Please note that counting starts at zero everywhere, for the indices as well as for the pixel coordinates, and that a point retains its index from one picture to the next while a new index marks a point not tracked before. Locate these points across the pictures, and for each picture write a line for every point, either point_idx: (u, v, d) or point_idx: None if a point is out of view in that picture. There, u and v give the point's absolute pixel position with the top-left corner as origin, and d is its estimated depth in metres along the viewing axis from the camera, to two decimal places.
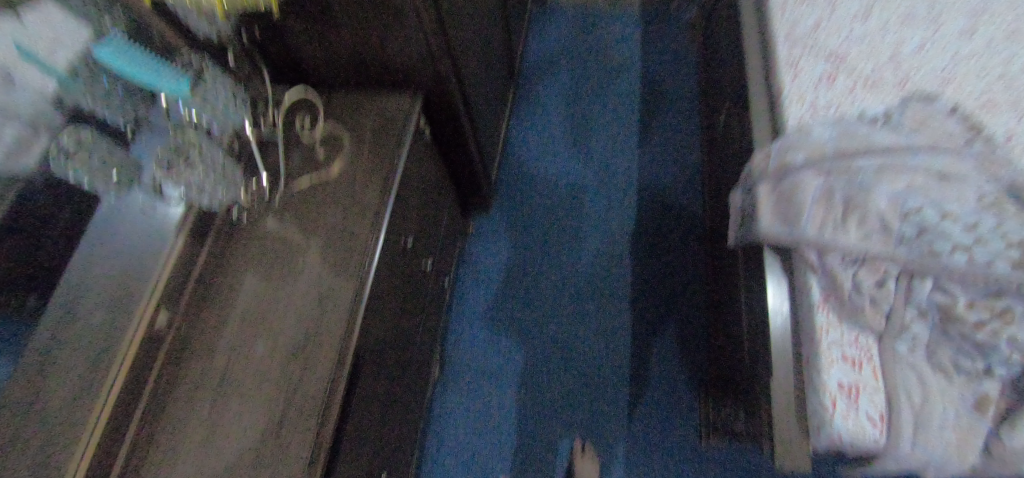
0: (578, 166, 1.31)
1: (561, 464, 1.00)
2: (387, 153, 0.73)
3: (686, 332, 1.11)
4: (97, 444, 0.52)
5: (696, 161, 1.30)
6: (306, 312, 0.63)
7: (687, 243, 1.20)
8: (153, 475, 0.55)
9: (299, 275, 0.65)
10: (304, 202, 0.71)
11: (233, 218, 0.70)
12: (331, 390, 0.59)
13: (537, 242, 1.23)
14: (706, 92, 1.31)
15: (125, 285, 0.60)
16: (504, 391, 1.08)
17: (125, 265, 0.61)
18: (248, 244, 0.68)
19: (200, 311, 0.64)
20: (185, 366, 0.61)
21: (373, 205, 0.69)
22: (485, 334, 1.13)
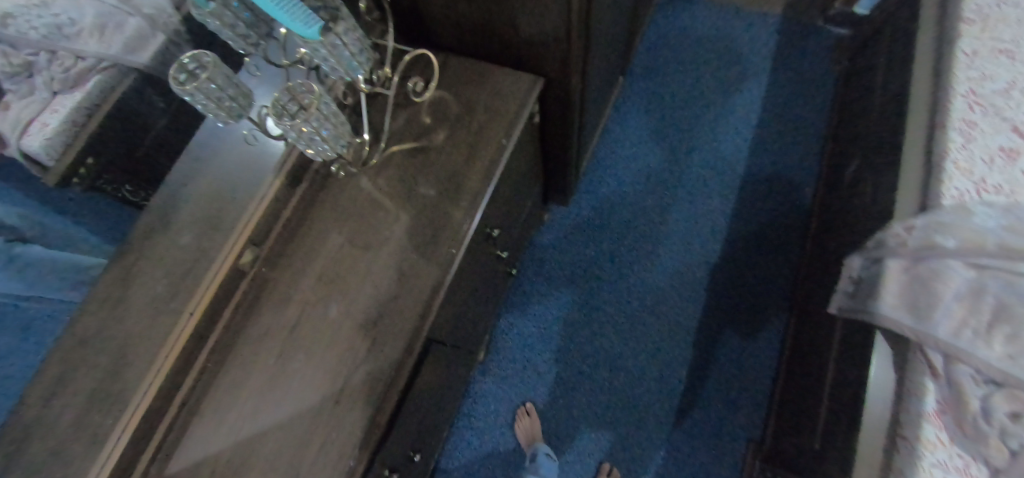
0: (673, 178, 1.21)
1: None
2: (495, 136, 0.66)
3: (747, 383, 1.03)
4: (169, 368, 0.53)
5: (805, 201, 1.17)
6: (383, 285, 0.60)
7: (773, 289, 1.10)
8: (216, 407, 0.56)
9: (383, 244, 0.63)
10: (401, 168, 0.66)
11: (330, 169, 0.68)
12: (397, 371, 0.57)
13: (612, 247, 1.15)
14: (840, 130, 1.16)
15: (215, 212, 0.60)
16: (543, 391, 1.05)
17: (219, 192, 0.61)
18: (340, 195, 0.66)
19: (281, 258, 0.63)
20: (260, 309, 0.61)
21: (472, 189, 0.64)
22: (537, 328, 1.09)
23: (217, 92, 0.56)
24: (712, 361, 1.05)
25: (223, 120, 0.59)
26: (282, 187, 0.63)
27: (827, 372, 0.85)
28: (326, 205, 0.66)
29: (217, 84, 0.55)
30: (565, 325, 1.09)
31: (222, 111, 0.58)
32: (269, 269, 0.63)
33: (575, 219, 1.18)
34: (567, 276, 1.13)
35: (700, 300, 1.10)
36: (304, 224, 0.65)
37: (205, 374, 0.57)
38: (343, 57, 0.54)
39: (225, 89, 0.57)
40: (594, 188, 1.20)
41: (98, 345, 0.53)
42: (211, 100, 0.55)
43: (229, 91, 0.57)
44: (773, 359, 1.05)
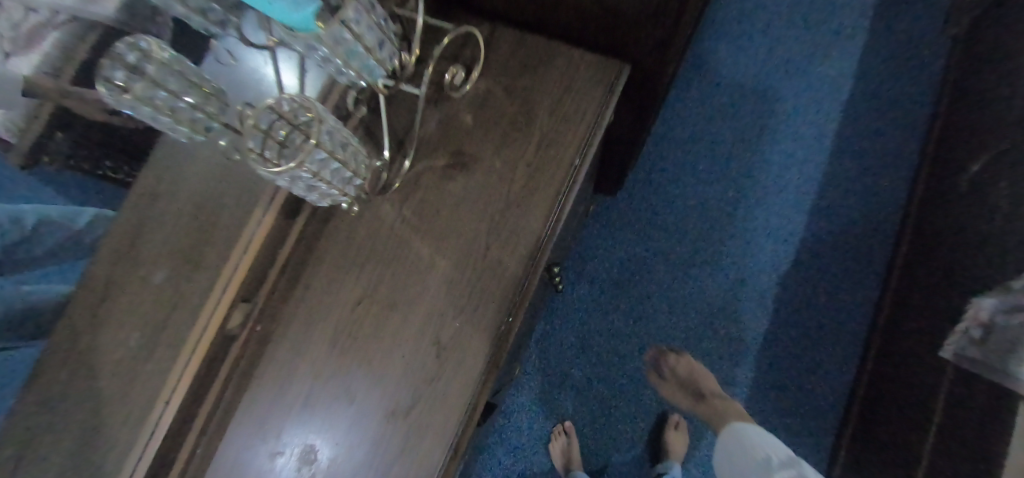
0: (740, 168, 1.03)
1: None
2: (563, 156, 0.49)
3: (810, 401, 0.95)
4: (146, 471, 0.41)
5: (896, 197, 1.00)
6: (418, 359, 0.46)
7: (848, 299, 0.97)
8: None
9: (414, 304, 0.47)
10: (435, 195, 0.49)
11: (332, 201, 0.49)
12: (445, 468, 0.46)
13: (667, 247, 1.01)
14: (953, 117, 0.96)
15: (192, 247, 0.45)
16: (583, 407, 0.98)
17: (199, 219, 0.45)
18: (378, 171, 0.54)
19: (281, 314, 0.49)
20: (257, 381, 0.48)
21: (533, 233, 0.47)
22: (576, 337, 0.99)
23: (170, 99, 0.35)
24: (770, 383, 0.96)
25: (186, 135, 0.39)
26: (281, 221, 0.47)
27: (924, 420, 0.74)
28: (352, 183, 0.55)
29: (168, 85, 0.34)
30: (610, 335, 0.99)
31: (181, 126, 0.37)
32: (266, 327, 0.48)
33: (621, 213, 1.03)
34: (611, 281, 1.01)
35: (765, 314, 0.98)
36: (308, 266, 0.50)
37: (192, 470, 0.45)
38: (349, 50, 0.34)
39: (185, 91, 0.36)
40: (646, 177, 1.04)
41: (52, 439, 0.41)
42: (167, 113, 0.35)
43: (192, 93, 0.36)
44: (840, 377, 0.96)
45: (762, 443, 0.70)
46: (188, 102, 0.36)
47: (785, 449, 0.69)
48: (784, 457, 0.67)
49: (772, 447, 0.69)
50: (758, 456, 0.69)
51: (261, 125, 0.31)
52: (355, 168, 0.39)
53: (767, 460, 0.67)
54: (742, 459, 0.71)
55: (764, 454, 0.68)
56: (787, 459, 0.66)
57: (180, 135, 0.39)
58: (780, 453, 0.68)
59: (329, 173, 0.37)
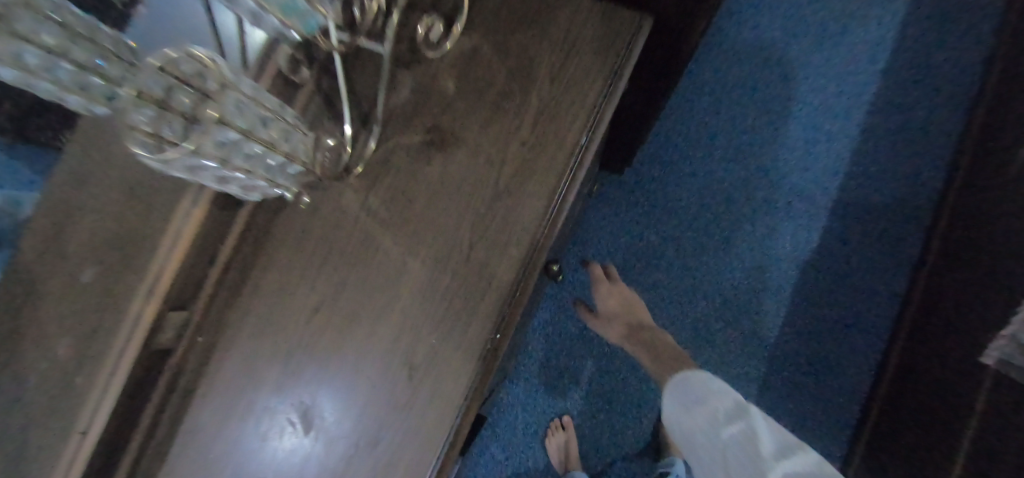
0: (760, 146, 0.95)
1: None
2: (566, 135, 0.39)
3: (821, 392, 0.91)
4: None
5: (929, 178, 0.93)
6: (388, 381, 0.39)
7: (869, 286, 0.92)
8: None
9: (379, 315, 0.39)
10: (407, 181, 0.39)
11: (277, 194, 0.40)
12: None
13: (678, 230, 0.94)
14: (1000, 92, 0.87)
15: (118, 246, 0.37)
16: (584, 401, 0.91)
17: (128, 208, 0.37)
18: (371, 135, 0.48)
19: (227, 324, 0.41)
20: (200, 402, 0.40)
21: (527, 230, 0.38)
22: (578, 328, 0.92)
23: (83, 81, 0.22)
24: (783, 378, 0.91)
25: (68, 101, 0.24)
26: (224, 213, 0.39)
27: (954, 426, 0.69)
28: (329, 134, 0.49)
29: (47, 40, 0.20)
30: None
31: (69, 95, 0.23)
32: (209, 339, 0.41)
33: (628, 193, 0.95)
34: (617, 267, 0.94)
35: (782, 306, 0.92)
36: (256, 268, 0.41)
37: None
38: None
39: (71, 44, 0.21)
40: (657, 153, 0.95)
41: None
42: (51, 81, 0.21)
43: (82, 47, 0.22)
44: (857, 367, 0.91)
45: (715, 398, 0.52)
46: (79, 62, 0.22)
47: (729, 390, 0.53)
48: (735, 404, 0.52)
49: (722, 395, 0.52)
50: (706, 410, 0.52)
51: (158, 95, 0.22)
52: (288, 150, 0.31)
53: (715, 414, 0.51)
54: (679, 409, 0.53)
55: (712, 407, 0.52)
56: (736, 408, 0.52)
57: (57, 100, 0.24)
58: (729, 400, 0.52)
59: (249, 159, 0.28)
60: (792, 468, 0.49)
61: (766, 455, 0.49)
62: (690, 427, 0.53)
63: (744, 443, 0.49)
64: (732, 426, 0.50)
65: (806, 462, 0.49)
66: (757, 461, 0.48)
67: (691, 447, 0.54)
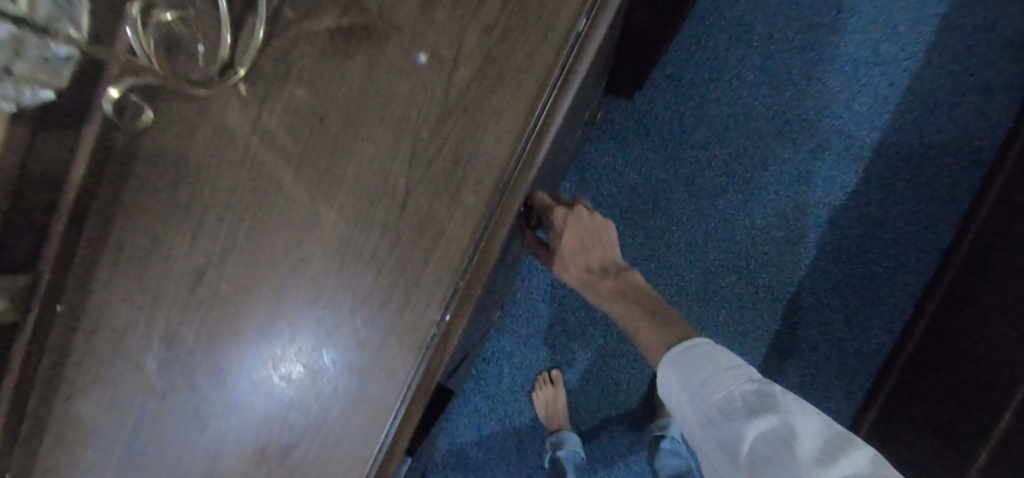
0: (798, 71, 0.80)
1: (618, 442, 0.85)
2: (554, 21, 0.25)
3: (836, 351, 0.83)
4: None
5: (997, 112, 0.78)
6: (304, 372, 0.29)
7: (908, 238, 0.80)
8: None
9: (287, 283, 0.28)
10: (317, 91, 0.27)
11: (134, 111, 0.27)
12: None
13: (693, 169, 0.81)
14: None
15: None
16: (576, 356, 0.84)
17: None
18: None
19: (94, 290, 0.30)
20: (65, 393, 0.30)
21: (493, 167, 0.26)
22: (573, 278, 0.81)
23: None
24: (796, 336, 0.83)
25: None
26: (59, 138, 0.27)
27: (974, 397, 0.62)
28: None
29: None
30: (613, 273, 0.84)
31: None
32: (71, 310, 0.30)
33: (637, 124, 0.81)
34: (618, 211, 0.82)
35: (805, 260, 0.82)
36: (118, 219, 0.29)
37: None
38: None
39: None
40: (673, 78, 0.81)
41: None
42: None
43: None
44: (880, 326, 0.82)
45: (728, 383, 0.38)
46: None
47: (747, 372, 0.39)
48: (756, 391, 0.38)
49: (738, 380, 0.39)
50: (716, 405, 0.38)
51: None
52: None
53: (730, 406, 0.38)
54: (685, 403, 0.40)
55: (724, 396, 0.38)
56: (757, 393, 0.38)
57: None
58: (745, 383, 0.38)
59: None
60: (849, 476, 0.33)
61: (807, 459, 0.33)
62: (697, 423, 0.39)
63: (771, 443, 0.35)
64: (751, 420, 0.36)
65: (868, 468, 0.33)
66: (794, 467, 0.33)
67: (708, 456, 0.39)
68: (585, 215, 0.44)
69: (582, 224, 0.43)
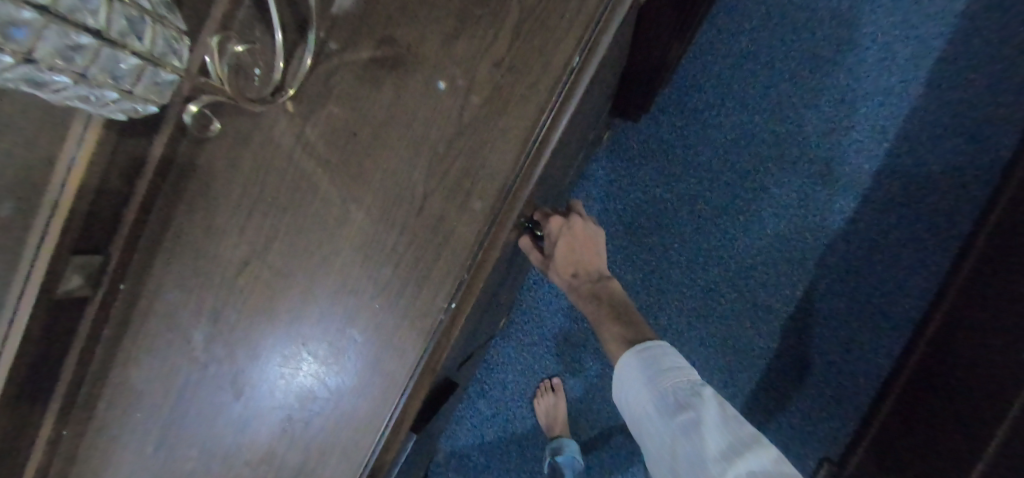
0: (799, 100, 0.83)
1: (613, 451, 0.87)
2: (554, 56, 0.30)
3: (832, 371, 0.84)
4: None
5: (994, 144, 0.80)
6: (328, 352, 0.33)
7: (905, 263, 0.82)
8: None
9: (317, 273, 0.33)
10: (352, 111, 0.32)
11: (202, 126, 0.33)
12: None
13: (695, 190, 0.85)
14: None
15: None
16: (577, 365, 0.87)
17: None
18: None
19: (153, 272, 0.35)
20: (124, 358, 0.36)
21: (496, 178, 0.31)
22: None
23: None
24: (792, 355, 0.85)
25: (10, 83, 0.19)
26: (138, 143, 0.32)
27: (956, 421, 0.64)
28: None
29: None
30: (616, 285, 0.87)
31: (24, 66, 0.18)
32: (133, 288, 0.35)
33: (642, 145, 0.86)
34: (622, 227, 0.86)
35: (802, 280, 0.84)
36: (180, 212, 0.34)
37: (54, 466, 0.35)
38: None
39: None
40: (678, 103, 0.85)
41: None
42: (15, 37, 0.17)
43: None
44: (876, 349, 0.83)
45: (668, 381, 0.42)
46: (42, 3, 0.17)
47: (685, 370, 0.43)
48: (690, 389, 0.42)
49: (677, 378, 0.42)
50: (653, 397, 0.42)
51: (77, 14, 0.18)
52: (147, 52, 0.22)
53: (664, 401, 0.42)
54: (630, 391, 0.44)
55: (662, 391, 0.42)
56: (689, 391, 0.42)
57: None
58: (683, 381, 0.42)
59: (76, 56, 0.19)
60: (747, 470, 0.39)
61: (716, 454, 0.39)
62: (637, 411, 0.44)
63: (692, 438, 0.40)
64: (681, 415, 0.41)
65: (768, 464, 0.39)
66: (704, 460, 0.39)
67: (639, 434, 0.45)
68: (577, 225, 0.48)
69: (575, 232, 0.47)
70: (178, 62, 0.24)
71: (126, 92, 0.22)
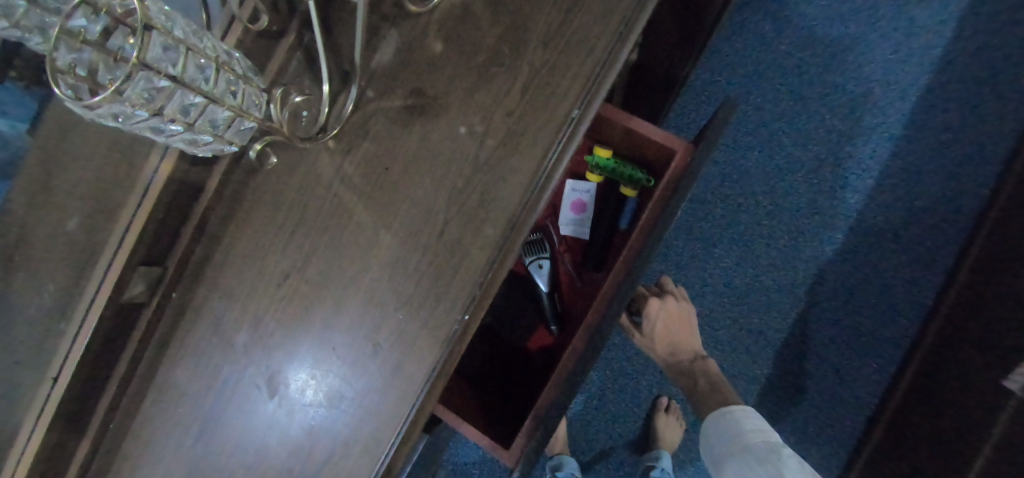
0: (790, 138, 0.88)
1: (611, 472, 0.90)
2: (557, 108, 0.36)
3: (826, 399, 0.86)
4: (38, 456, 0.35)
5: (979, 182, 0.83)
6: (355, 358, 0.38)
7: (893, 295, 0.85)
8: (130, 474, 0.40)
9: (348, 288, 0.38)
10: (385, 149, 0.37)
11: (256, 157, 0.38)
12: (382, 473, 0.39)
13: (705, 223, 0.89)
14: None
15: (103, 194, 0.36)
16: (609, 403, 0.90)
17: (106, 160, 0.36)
18: (545, 222, 0.70)
19: (202, 282, 0.40)
20: (172, 356, 0.40)
21: (507, 209, 0.36)
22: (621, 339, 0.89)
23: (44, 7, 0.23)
24: (787, 382, 0.87)
25: (143, 130, 0.24)
26: (201, 171, 0.37)
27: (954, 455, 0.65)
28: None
29: (161, 61, 0.22)
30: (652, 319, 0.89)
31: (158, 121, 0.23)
32: (183, 296, 0.40)
33: None
34: None
35: (793, 308, 0.87)
36: (231, 230, 0.40)
37: (103, 454, 0.39)
38: None
39: (164, 59, 0.22)
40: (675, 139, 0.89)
41: None
42: (162, 107, 0.23)
43: (171, 59, 0.22)
44: (869, 377, 0.85)
45: (748, 434, 0.65)
46: (175, 74, 0.23)
47: (764, 434, 0.65)
48: (767, 448, 0.62)
49: (756, 437, 0.64)
50: (746, 444, 0.64)
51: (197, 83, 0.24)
52: (239, 106, 0.27)
53: (741, 441, 0.65)
54: (719, 435, 0.69)
55: (743, 437, 0.65)
56: (766, 447, 0.62)
57: (136, 130, 0.24)
58: (761, 440, 0.64)
59: (192, 111, 0.25)
60: None
61: None
62: (725, 451, 0.67)
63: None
64: (753, 452, 0.63)
65: None
66: None
67: None
68: (672, 306, 0.77)
69: (672, 312, 0.76)
70: (259, 111, 0.29)
71: (218, 136, 0.27)
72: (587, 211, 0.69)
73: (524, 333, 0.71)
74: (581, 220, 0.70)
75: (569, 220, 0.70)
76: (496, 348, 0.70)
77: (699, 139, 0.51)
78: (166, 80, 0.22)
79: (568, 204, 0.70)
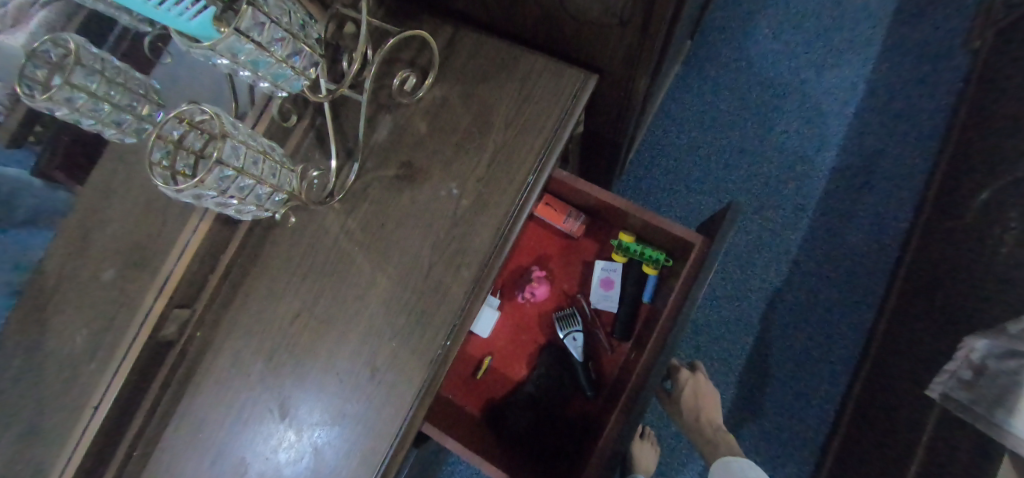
0: (738, 183, 0.98)
1: None
2: (517, 176, 0.45)
3: (787, 418, 0.93)
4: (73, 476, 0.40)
5: (894, 216, 0.95)
6: (353, 380, 0.45)
7: (836, 319, 0.94)
8: None
9: (350, 323, 0.46)
10: (382, 209, 0.46)
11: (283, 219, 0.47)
12: None
13: (718, 288, 0.96)
14: (961, 150, 0.90)
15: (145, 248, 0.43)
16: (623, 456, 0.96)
17: (148, 221, 0.44)
18: (576, 296, 0.73)
19: (222, 321, 0.48)
20: (195, 387, 0.47)
21: (481, 251, 0.45)
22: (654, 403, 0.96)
23: (90, 102, 0.33)
24: (751, 405, 0.93)
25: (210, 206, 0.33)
26: (228, 228, 0.46)
27: (898, 459, 0.72)
28: (557, 295, 0.74)
29: (231, 160, 0.32)
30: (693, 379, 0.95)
31: (225, 199, 0.33)
32: (207, 333, 0.47)
33: None
34: None
35: (751, 335, 0.95)
36: (250, 275, 0.48)
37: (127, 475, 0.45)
38: (264, 72, 0.31)
39: (230, 154, 0.32)
40: (635, 187, 1.00)
41: None
42: (228, 189, 0.32)
43: (235, 154, 0.32)
44: (823, 395, 0.92)
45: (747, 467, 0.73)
46: (237, 165, 0.32)
47: None
48: None
49: None
50: None
51: (251, 171, 0.34)
52: (276, 184, 0.37)
53: None
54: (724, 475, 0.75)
55: None
56: None
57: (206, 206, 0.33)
58: None
59: (246, 191, 0.34)
60: None
61: None
62: None
63: None
64: None
65: None
66: None
67: None
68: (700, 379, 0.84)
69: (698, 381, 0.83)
70: (289, 187, 0.39)
71: (261, 207, 0.37)
72: (614, 288, 0.71)
73: (561, 401, 0.70)
74: (608, 298, 0.71)
75: (599, 297, 0.71)
76: (541, 423, 0.69)
77: (710, 229, 0.57)
78: (232, 170, 0.32)
79: (596, 282, 0.71)
